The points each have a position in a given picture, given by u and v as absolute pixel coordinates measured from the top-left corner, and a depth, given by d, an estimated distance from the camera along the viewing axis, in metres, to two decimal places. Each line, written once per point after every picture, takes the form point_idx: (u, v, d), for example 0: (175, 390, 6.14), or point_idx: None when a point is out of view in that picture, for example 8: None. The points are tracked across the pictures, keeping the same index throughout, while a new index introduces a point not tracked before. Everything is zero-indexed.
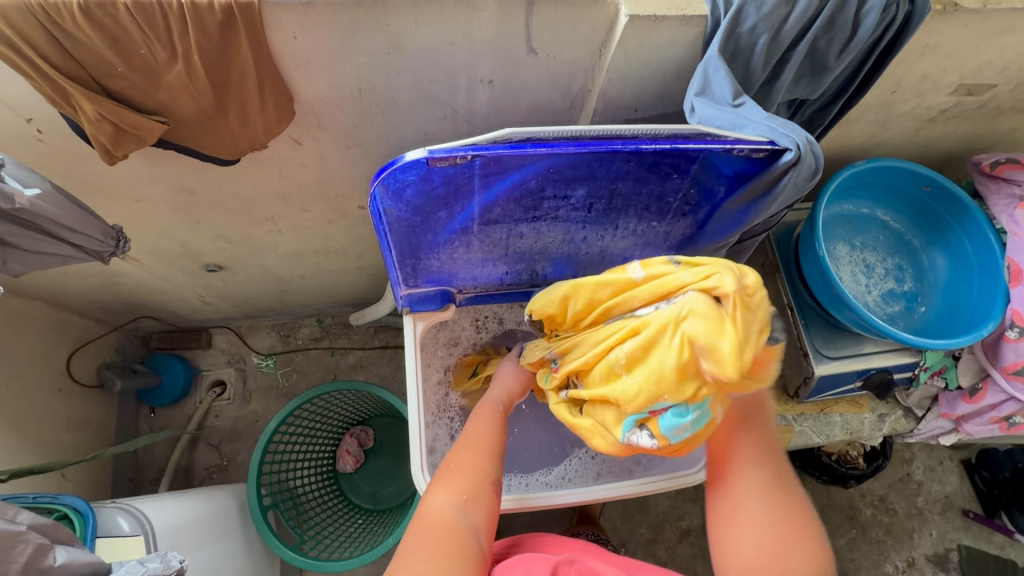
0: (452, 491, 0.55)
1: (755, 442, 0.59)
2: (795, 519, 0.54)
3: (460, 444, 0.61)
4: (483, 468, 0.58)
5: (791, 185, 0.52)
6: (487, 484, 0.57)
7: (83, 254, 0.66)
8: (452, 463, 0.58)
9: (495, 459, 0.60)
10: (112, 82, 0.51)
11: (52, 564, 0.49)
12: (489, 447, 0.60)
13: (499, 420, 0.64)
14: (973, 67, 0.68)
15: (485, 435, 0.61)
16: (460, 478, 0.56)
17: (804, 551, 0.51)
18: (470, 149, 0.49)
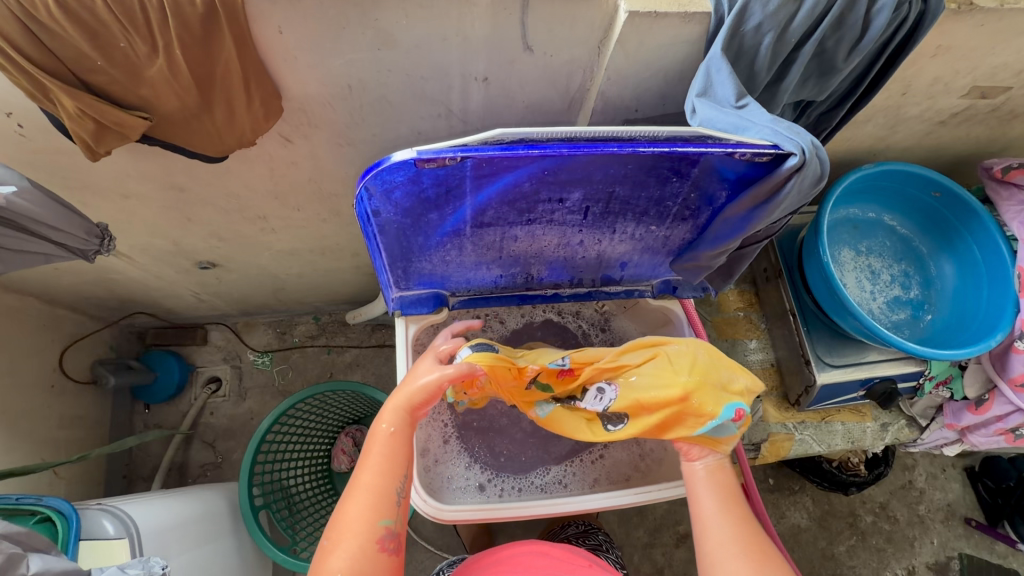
0: (328, 573, 0.49)
1: (736, 490, 0.60)
2: (772, 560, 0.53)
3: (344, 500, 0.55)
4: (368, 522, 0.53)
5: (795, 191, 0.50)
6: (375, 541, 0.52)
7: (66, 252, 0.65)
8: (328, 539, 0.52)
9: (386, 503, 0.54)
10: (91, 77, 0.50)
11: (24, 573, 0.48)
12: (372, 494, 0.55)
13: (397, 453, 0.58)
14: (988, 69, 0.66)
15: (373, 479, 0.56)
16: (338, 549, 0.51)
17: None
18: (460, 150, 0.47)
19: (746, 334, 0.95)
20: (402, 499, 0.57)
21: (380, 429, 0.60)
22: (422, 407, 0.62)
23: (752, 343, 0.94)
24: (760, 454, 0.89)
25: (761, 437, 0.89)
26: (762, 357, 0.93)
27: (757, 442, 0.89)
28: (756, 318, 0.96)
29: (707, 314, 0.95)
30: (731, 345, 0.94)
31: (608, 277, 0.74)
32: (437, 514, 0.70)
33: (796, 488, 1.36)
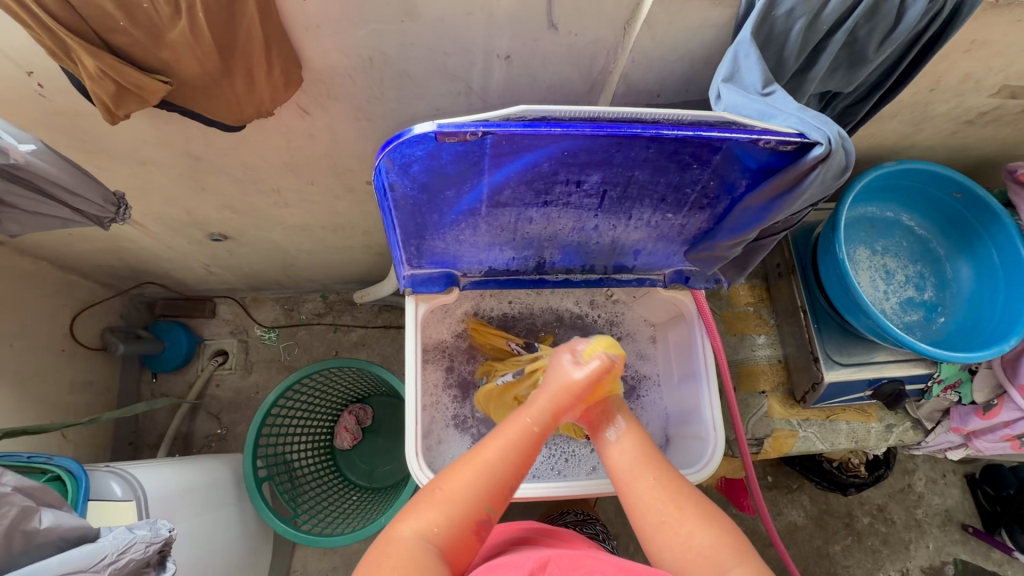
0: (422, 520, 0.52)
1: (631, 457, 0.62)
2: (692, 505, 0.56)
3: (455, 467, 0.56)
4: (474, 499, 0.54)
5: (819, 181, 0.49)
6: (472, 519, 0.53)
7: (83, 219, 0.65)
8: (437, 487, 0.54)
9: (492, 495, 0.55)
10: (113, 37, 0.49)
11: (37, 527, 0.49)
12: (496, 477, 0.55)
13: (529, 448, 0.58)
14: (1021, 68, 0.64)
15: (496, 463, 0.56)
16: (439, 507, 0.53)
17: (710, 536, 0.53)
18: (482, 125, 0.46)
19: (755, 329, 0.94)
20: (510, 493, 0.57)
21: (518, 417, 0.60)
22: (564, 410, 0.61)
23: (760, 339, 0.94)
24: (762, 449, 0.90)
25: (765, 432, 0.89)
26: (770, 353, 0.93)
27: (760, 437, 0.89)
28: (766, 313, 0.95)
29: (718, 308, 0.96)
30: (739, 340, 0.94)
31: (621, 264, 0.73)
32: None
33: (794, 485, 1.36)
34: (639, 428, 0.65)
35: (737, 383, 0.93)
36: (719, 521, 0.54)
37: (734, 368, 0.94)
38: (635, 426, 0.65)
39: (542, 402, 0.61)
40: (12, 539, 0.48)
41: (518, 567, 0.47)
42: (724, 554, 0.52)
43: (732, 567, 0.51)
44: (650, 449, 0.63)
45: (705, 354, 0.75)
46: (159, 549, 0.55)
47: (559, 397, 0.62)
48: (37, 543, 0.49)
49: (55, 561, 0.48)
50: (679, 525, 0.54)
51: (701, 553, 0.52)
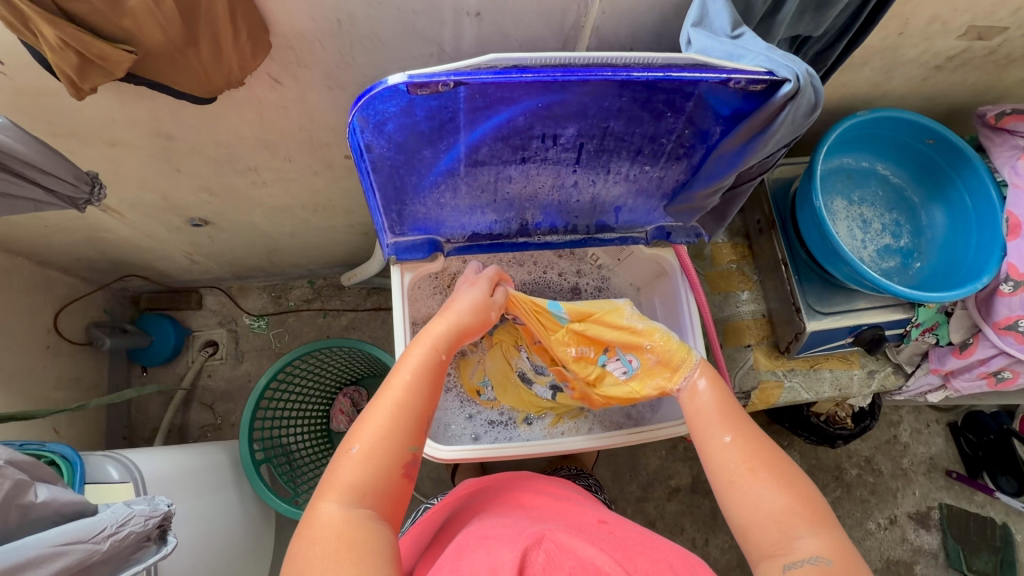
0: (345, 486, 0.47)
1: (707, 413, 0.61)
2: (767, 467, 0.53)
3: (374, 415, 0.52)
4: (395, 448, 0.50)
5: (789, 120, 0.50)
6: (398, 467, 0.50)
7: (56, 201, 0.64)
8: (356, 447, 0.50)
9: (413, 433, 0.52)
10: (71, 5, 0.48)
11: (33, 501, 0.49)
12: (412, 415, 0.53)
13: (434, 378, 0.56)
14: (985, 7, 0.65)
15: (408, 397, 0.53)
16: (360, 465, 0.48)
17: (781, 499, 0.50)
18: (454, 75, 0.46)
19: (738, 287, 0.96)
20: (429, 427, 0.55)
21: (423, 341, 0.59)
22: (467, 332, 0.64)
23: (744, 295, 0.95)
24: (750, 402, 0.92)
25: (751, 384, 0.91)
26: (754, 308, 0.94)
27: (747, 390, 0.91)
28: (748, 270, 0.97)
29: (702, 268, 0.96)
30: (723, 299, 0.95)
31: (602, 223, 0.74)
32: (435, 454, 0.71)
33: (784, 443, 1.40)
34: (716, 382, 0.64)
35: (722, 340, 0.95)
36: (794, 486, 0.50)
37: (720, 326, 0.95)
38: (713, 378, 0.65)
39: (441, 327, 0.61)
40: (8, 513, 0.48)
41: (508, 543, 0.44)
42: (795, 522, 0.48)
43: (803, 535, 0.47)
44: (728, 405, 0.61)
45: (689, 309, 0.77)
46: (159, 522, 0.56)
47: (463, 321, 0.63)
48: (34, 517, 0.49)
49: (52, 533, 0.48)
50: (748, 486, 0.52)
51: (769, 517, 0.49)
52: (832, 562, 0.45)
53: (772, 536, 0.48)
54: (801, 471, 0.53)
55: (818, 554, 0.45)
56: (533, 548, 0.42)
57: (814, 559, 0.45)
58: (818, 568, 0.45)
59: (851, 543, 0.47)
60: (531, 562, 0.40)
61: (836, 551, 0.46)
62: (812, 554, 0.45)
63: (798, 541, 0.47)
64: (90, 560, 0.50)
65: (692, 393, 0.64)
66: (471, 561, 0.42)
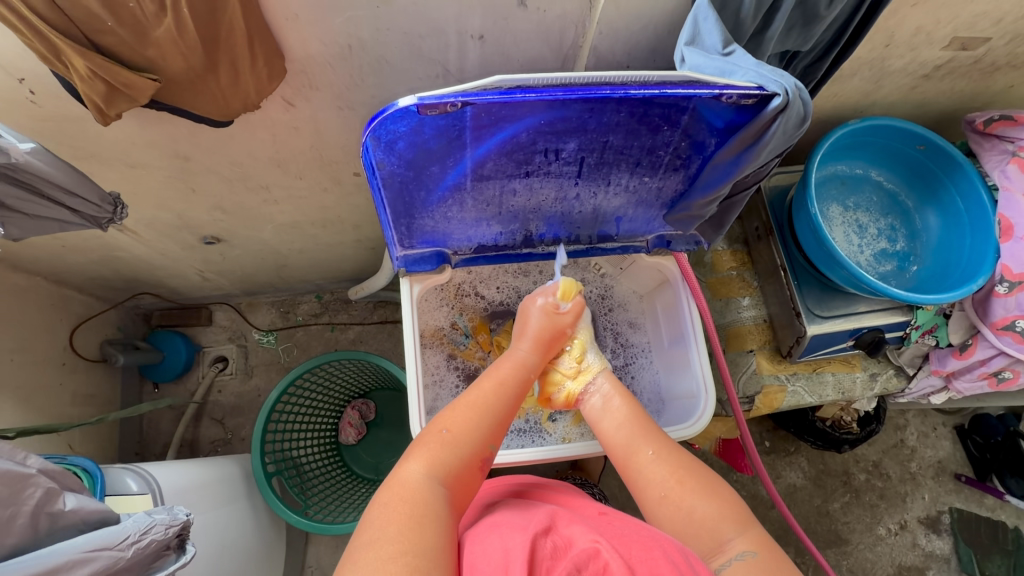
0: (430, 460, 0.54)
1: (629, 431, 0.67)
2: (692, 479, 0.59)
3: (465, 401, 0.61)
4: (475, 440, 0.58)
5: (781, 132, 0.52)
6: (475, 457, 0.57)
7: (81, 221, 0.67)
8: (444, 429, 0.58)
9: (492, 434, 0.60)
10: (100, 38, 0.51)
11: (62, 509, 0.51)
12: (492, 418, 0.61)
13: (517, 394, 0.65)
14: (967, 19, 0.68)
15: (494, 400, 0.62)
16: (446, 444, 0.56)
17: (707, 505, 0.56)
18: (461, 95, 0.48)
19: (739, 292, 0.97)
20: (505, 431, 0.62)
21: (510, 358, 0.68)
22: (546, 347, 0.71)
23: (745, 301, 0.97)
24: (753, 406, 0.94)
25: (755, 389, 0.93)
26: (755, 313, 0.96)
27: (751, 395, 0.93)
28: (749, 276, 0.98)
29: (703, 275, 0.98)
30: (724, 304, 0.97)
31: (604, 233, 0.76)
32: None
33: (791, 449, 1.40)
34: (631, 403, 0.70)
35: (725, 346, 0.96)
36: (717, 492, 0.57)
37: (723, 332, 0.97)
38: (626, 395, 0.71)
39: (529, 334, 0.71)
40: (38, 521, 0.49)
41: (519, 528, 0.46)
42: (724, 527, 0.54)
43: (731, 537, 0.53)
44: (645, 421, 0.67)
45: (691, 315, 0.79)
46: (179, 531, 0.58)
47: (540, 336, 0.71)
48: (62, 524, 0.51)
49: (81, 539, 0.50)
50: (680, 498, 0.58)
51: (700, 525, 0.55)
52: (757, 555, 0.51)
53: (704, 542, 0.53)
54: (717, 477, 0.60)
55: (744, 550, 0.51)
56: (541, 536, 0.44)
57: (743, 555, 0.51)
58: (748, 563, 0.50)
59: (770, 536, 0.53)
60: (533, 556, 0.41)
61: (758, 545, 0.52)
62: (739, 551, 0.51)
63: (728, 543, 0.52)
64: (116, 566, 0.51)
65: (606, 407, 0.70)
66: (480, 557, 0.44)
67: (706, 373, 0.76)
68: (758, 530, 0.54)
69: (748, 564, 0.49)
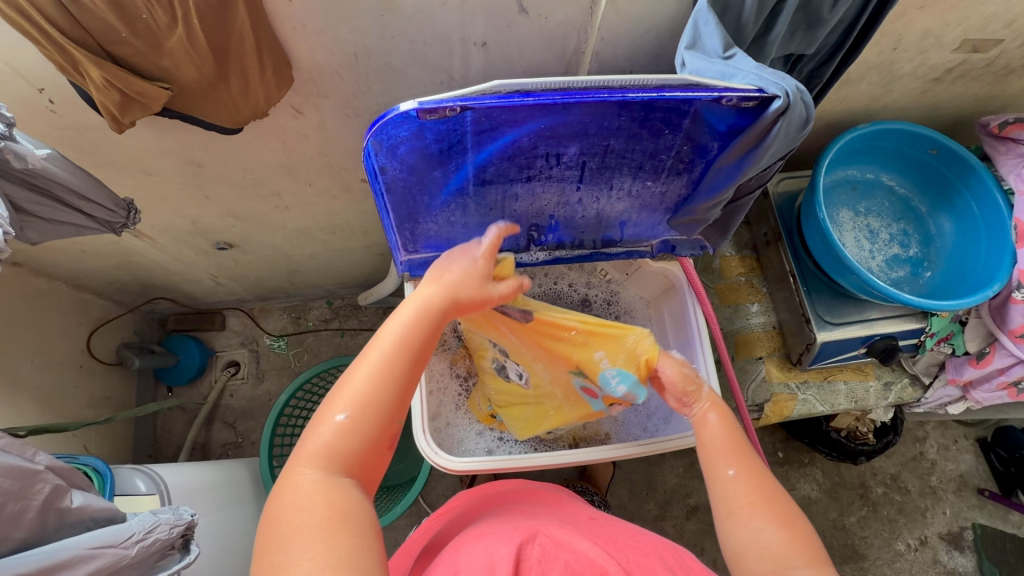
0: (326, 453, 0.44)
1: (712, 437, 0.58)
2: (769, 502, 0.51)
3: (362, 374, 0.47)
4: (377, 417, 0.46)
5: (782, 134, 0.52)
6: (381, 435, 0.46)
7: (96, 225, 0.69)
8: (343, 414, 0.45)
9: (398, 401, 0.47)
10: (115, 48, 0.53)
11: (69, 506, 0.52)
12: (395, 382, 0.47)
13: (423, 345, 0.50)
14: (978, 21, 0.67)
15: (397, 359, 0.48)
16: (342, 431, 0.45)
17: (779, 535, 0.49)
18: (461, 100, 0.49)
19: (747, 299, 0.96)
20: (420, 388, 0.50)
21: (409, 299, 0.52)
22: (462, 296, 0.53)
23: (753, 307, 0.96)
24: (763, 415, 0.92)
25: (764, 397, 0.91)
26: (764, 320, 0.95)
27: (760, 403, 0.91)
28: (757, 282, 0.97)
29: (711, 281, 0.97)
30: (733, 311, 0.96)
31: (608, 238, 0.76)
32: (448, 466, 0.72)
33: (805, 460, 1.37)
34: (728, 417, 0.60)
35: (733, 353, 0.95)
36: (795, 523, 0.49)
37: (731, 338, 0.95)
38: (724, 410, 0.61)
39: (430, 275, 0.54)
40: (46, 516, 0.51)
41: (506, 538, 0.46)
42: (793, 559, 0.47)
43: (797, 572, 0.46)
44: (735, 427, 0.59)
45: (698, 320, 0.78)
46: (183, 531, 0.59)
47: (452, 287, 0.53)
48: (70, 521, 0.52)
49: (86, 536, 0.51)
50: (747, 520, 0.50)
51: (767, 549, 0.48)
52: None
53: (767, 572, 0.47)
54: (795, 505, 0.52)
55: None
56: (529, 543, 0.44)
57: None
58: None
59: None
60: (525, 560, 0.41)
61: None
62: None
63: None
64: (120, 564, 0.52)
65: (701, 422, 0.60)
66: (468, 557, 0.44)
67: (713, 379, 0.75)
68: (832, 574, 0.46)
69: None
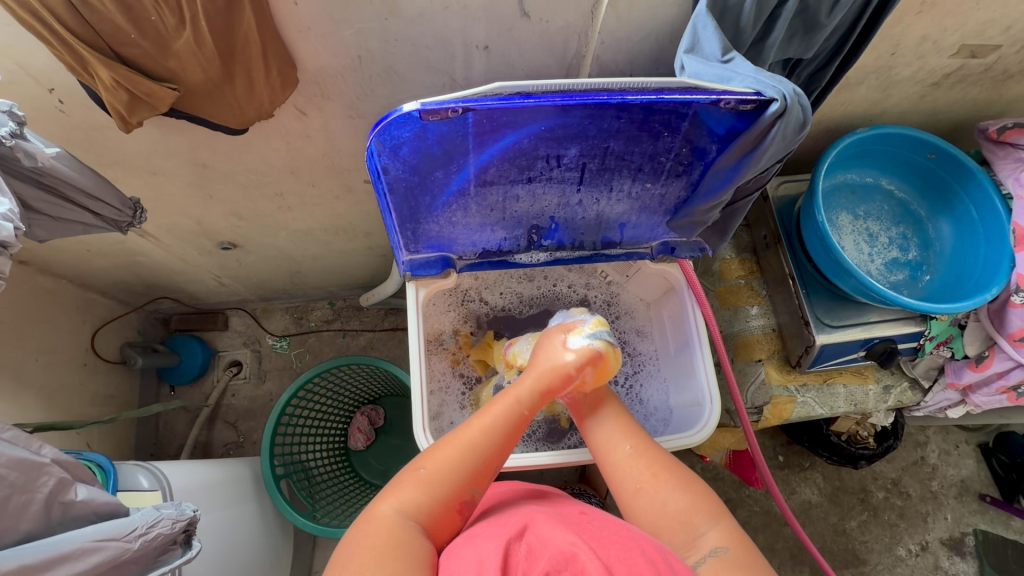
0: (405, 499, 0.51)
1: (608, 425, 0.64)
2: (667, 471, 0.58)
3: (445, 442, 0.57)
4: (457, 481, 0.54)
5: (779, 137, 0.53)
6: (456, 501, 0.53)
7: (103, 224, 0.70)
8: (425, 468, 0.54)
9: (476, 475, 0.55)
10: (125, 50, 0.54)
11: (74, 499, 0.53)
12: (481, 459, 0.56)
13: (510, 433, 0.59)
14: (975, 26, 0.68)
15: (483, 440, 0.57)
16: (422, 483, 0.53)
17: (681, 499, 0.55)
18: (462, 102, 0.50)
19: (747, 301, 0.97)
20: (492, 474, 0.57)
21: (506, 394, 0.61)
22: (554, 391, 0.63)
23: (753, 310, 0.96)
24: (762, 417, 0.92)
25: (763, 399, 0.92)
26: (764, 323, 0.95)
27: (759, 405, 0.92)
28: (757, 285, 0.98)
29: (711, 285, 0.98)
30: (732, 314, 0.97)
31: (608, 239, 0.77)
32: None
33: (806, 464, 1.37)
34: (613, 401, 0.67)
35: (733, 355, 0.95)
36: (690, 486, 0.57)
37: (730, 341, 0.96)
38: (612, 398, 0.67)
39: (528, 380, 0.63)
40: (51, 509, 0.51)
41: (496, 535, 0.46)
42: (698, 519, 0.54)
43: (705, 530, 0.53)
44: (626, 416, 0.65)
45: (696, 321, 0.78)
46: (185, 526, 0.59)
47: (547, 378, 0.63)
48: (74, 514, 0.53)
49: (90, 529, 0.52)
50: (654, 490, 0.57)
51: (676, 518, 0.54)
52: (728, 549, 0.51)
53: (677, 535, 0.53)
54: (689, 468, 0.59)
55: (717, 545, 0.52)
56: (515, 542, 0.44)
57: (716, 551, 0.51)
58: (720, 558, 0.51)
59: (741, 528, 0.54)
60: (512, 557, 0.42)
61: (730, 538, 0.52)
62: (714, 546, 0.52)
63: (702, 537, 0.52)
64: (122, 558, 0.53)
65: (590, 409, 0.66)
66: (460, 556, 0.45)
67: (711, 379, 0.75)
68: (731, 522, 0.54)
69: (719, 561, 0.50)
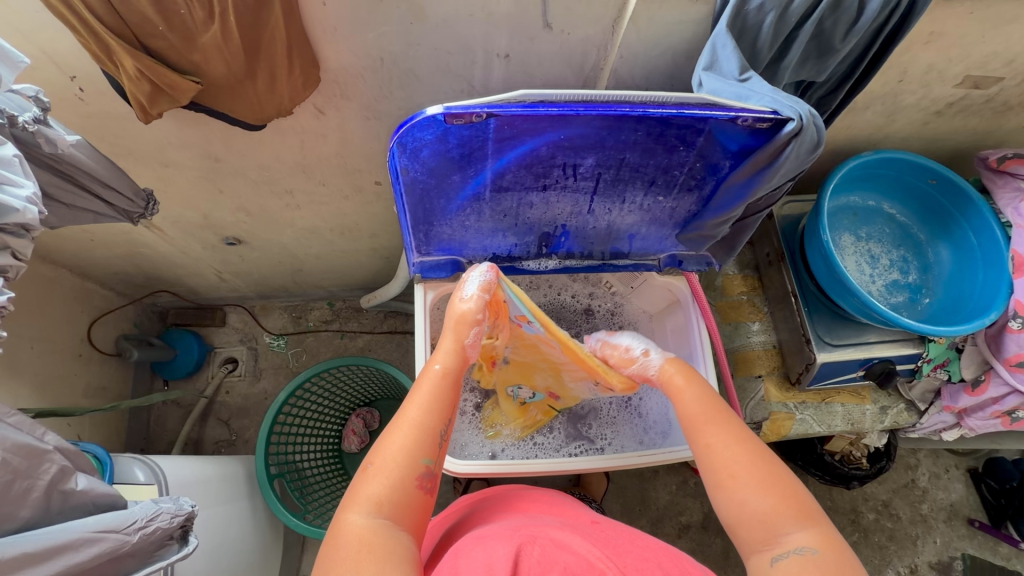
0: (365, 498, 0.48)
1: (688, 413, 0.59)
2: (747, 472, 0.52)
3: (388, 433, 0.52)
4: (410, 462, 0.50)
5: (794, 156, 0.54)
6: (413, 481, 0.50)
7: (114, 213, 0.70)
8: (368, 463, 0.51)
9: (427, 447, 0.52)
10: (150, 41, 0.54)
11: (74, 488, 0.52)
12: (427, 432, 0.52)
13: (445, 399, 0.56)
14: (979, 58, 0.70)
15: (423, 419, 0.53)
16: (374, 478, 0.49)
17: (765, 501, 0.50)
18: (486, 107, 0.51)
19: (749, 317, 0.98)
20: (444, 444, 0.54)
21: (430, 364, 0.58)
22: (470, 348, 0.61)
23: (754, 326, 0.97)
24: (761, 433, 0.93)
25: (762, 415, 0.92)
26: (764, 339, 0.96)
27: (758, 421, 0.92)
28: (759, 302, 0.99)
29: (713, 299, 0.99)
30: (734, 329, 0.98)
31: (616, 250, 0.78)
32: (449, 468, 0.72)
33: (798, 483, 1.37)
34: (698, 385, 0.61)
35: (733, 370, 0.97)
36: (775, 487, 0.50)
37: (731, 356, 0.97)
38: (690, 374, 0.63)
39: (448, 343, 0.60)
40: (51, 497, 0.51)
41: (506, 537, 0.46)
42: (780, 521, 0.49)
43: (791, 532, 0.48)
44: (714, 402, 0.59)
45: (701, 335, 0.79)
46: (183, 522, 0.59)
47: (460, 338, 0.60)
48: (73, 503, 0.52)
49: (90, 519, 0.51)
50: (733, 490, 0.51)
51: (756, 517, 0.49)
52: (819, 551, 0.47)
53: (757, 533, 0.49)
54: (775, 459, 0.53)
55: (804, 545, 0.47)
56: (529, 544, 0.44)
57: (802, 549, 0.47)
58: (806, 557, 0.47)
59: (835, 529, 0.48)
60: (526, 557, 0.42)
61: (822, 541, 0.47)
62: (798, 546, 0.47)
63: (785, 537, 0.48)
64: (120, 550, 0.52)
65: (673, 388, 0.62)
66: (469, 556, 0.44)
67: (714, 394, 0.75)
68: (821, 525, 0.49)
69: (802, 563, 0.46)
